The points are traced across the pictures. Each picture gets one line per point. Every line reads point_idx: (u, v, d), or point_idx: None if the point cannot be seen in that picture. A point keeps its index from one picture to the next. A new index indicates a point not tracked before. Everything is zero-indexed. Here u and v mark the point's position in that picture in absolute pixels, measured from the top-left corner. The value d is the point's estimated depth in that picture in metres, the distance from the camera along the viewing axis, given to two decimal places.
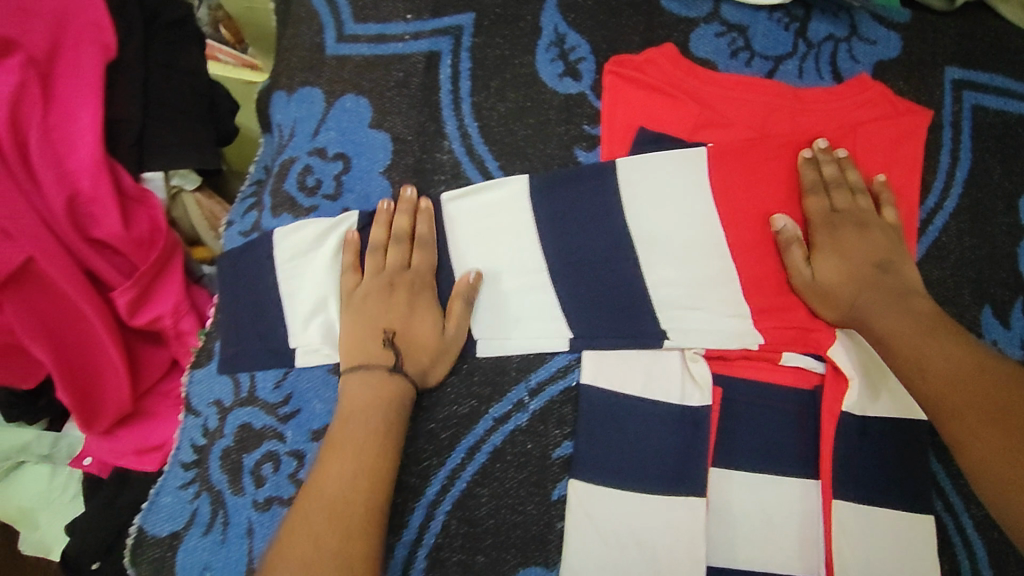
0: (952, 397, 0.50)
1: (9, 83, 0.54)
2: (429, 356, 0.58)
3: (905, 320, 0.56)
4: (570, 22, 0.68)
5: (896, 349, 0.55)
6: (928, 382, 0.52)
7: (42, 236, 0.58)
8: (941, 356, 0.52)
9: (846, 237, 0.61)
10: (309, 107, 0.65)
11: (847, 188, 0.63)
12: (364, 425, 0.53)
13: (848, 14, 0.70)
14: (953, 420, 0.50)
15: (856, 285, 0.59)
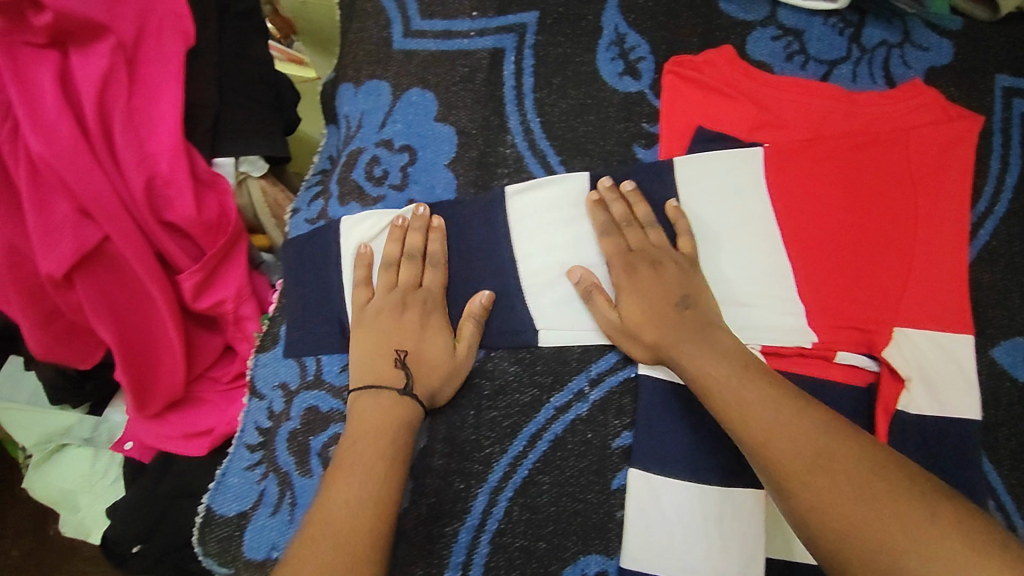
0: (807, 480, 0.46)
1: (100, 66, 0.58)
2: (437, 376, 0.58)
3: (737, 385, 0.53)
4: (630, 22, 0.70)
5: (738, 421, 0.52)
6: (773, 449, 0.49)
7: (121, 215, 0.60)
8: (796, 440, 0.48)
9: (640, 278, 0.59)
10: (377, 99, 0.67)
11: (643, 229, 0.61)
12: (368, 444, 0.53)
13: (902, 21, 0.71)
14: (805, 505, 0.46)
15: (667, 334, 0.57)
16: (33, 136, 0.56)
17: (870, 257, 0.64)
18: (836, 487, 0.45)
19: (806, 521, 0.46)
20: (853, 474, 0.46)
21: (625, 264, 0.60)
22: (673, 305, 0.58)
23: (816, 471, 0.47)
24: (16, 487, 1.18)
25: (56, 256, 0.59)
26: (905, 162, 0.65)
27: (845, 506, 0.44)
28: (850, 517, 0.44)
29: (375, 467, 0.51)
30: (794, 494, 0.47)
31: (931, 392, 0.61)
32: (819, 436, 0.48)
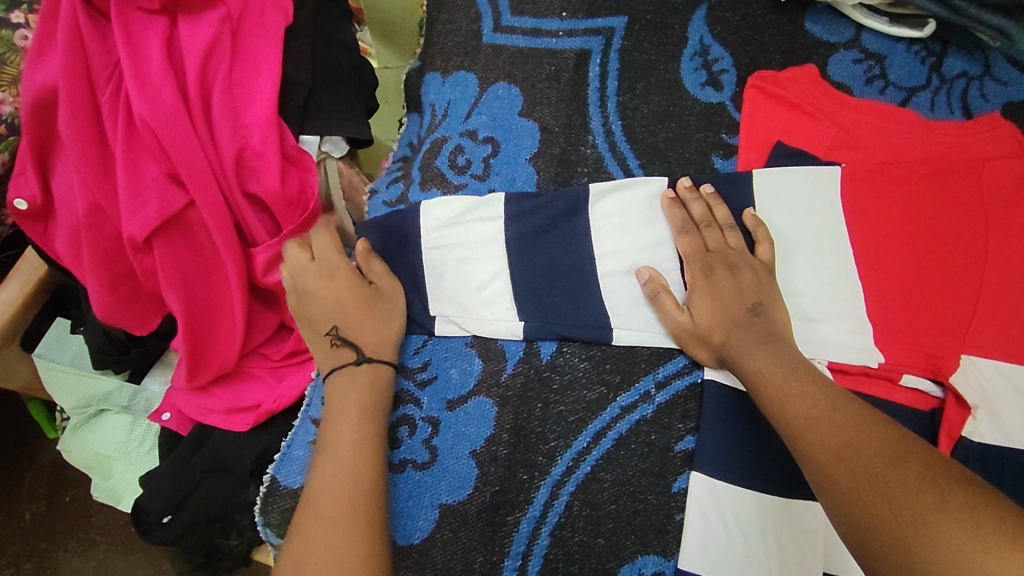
0: (829, 471, 0.46)
1: (206, 35, 0.61)
2: (374, 328, 0.60)
3: (782, 383, 0.53)
4: (715, 35, 0.72)
5: (776, 418, 0.52)
6: (805, 434, 0.49)
7: (207, 182, 0.61)
8: (819, 434, 0.48)
9: (714, 280, 0.60)
10: (463, 90, 0.70)
11: (720, 232, 0.63)
12: (353, 425, 0.54)
13: (984, 54, 0.72)
14: (826, 499, 0.46)
15: (735, 334, 0.57)
16: (137, 97, 0.57)
17: (944, 282, 0.63)
18: (856, 479, 0.45)
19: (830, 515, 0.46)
20: (876, 465, 0.45)
21: (704, 266, 0.61)
22: (743, 309, 0.59)
23: (840, 463, 0.46)
24: (45, 450, 1.19)
25: (140, 217, 0.60)
26: (981, 191, 0.65)
27: (860, 495, 0.44)
28: (864, 506, 0.43)
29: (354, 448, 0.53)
30: (820, 486, 0.47)
31: (996, 422, 0.59)
32: (849, 430, 0.48)
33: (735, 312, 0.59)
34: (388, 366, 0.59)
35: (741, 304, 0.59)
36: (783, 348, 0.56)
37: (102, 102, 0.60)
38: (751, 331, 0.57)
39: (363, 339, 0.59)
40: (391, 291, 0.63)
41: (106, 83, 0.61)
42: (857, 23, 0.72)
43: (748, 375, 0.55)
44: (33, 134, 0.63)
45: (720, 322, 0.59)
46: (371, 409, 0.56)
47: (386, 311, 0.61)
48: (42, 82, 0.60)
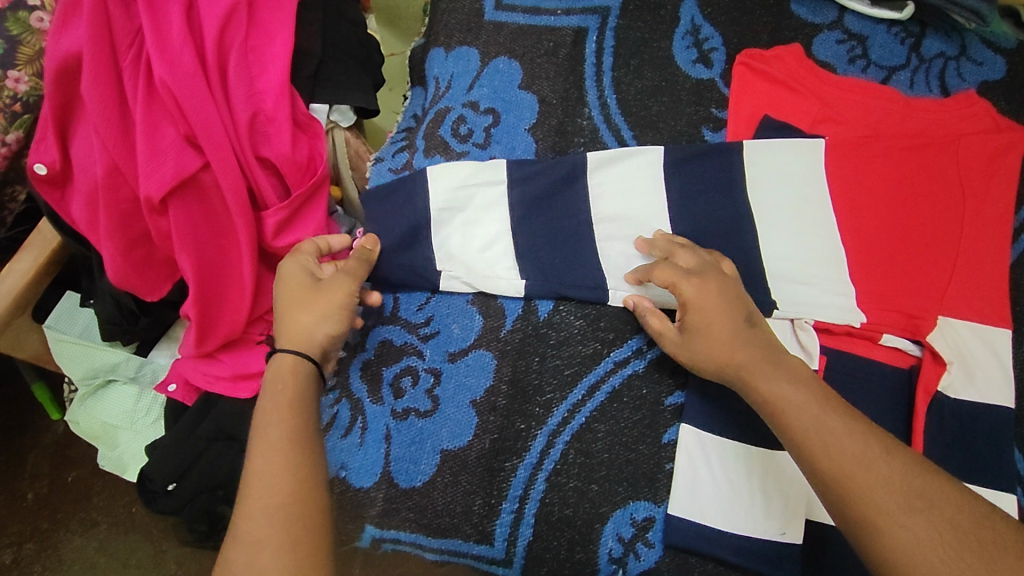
0: (903, 519, 0.46)
1: (224, 4, 0.64)
2: (295, 316, 0.61)
3: (822, 421, 0.51)
4: (705, 15, 0.75)
5: (819, 455, 0.50)
6: (835, 456, 0.50)
7: (223, 145, 0.64)
8: (876, 481, 0.48)
9: (706, 300, 0.58)
10: (466, 64, 0.73)
11: (692, 252, 0.61)
12: (276, 455, 0.53)
13: (960, 36, 0.76)
14: (892, 550, 0.46)
15: (740, 357, 0.56)
16: (159, 61, 0.61)
17: (920, 247, 0.67)
18: (934, 529, 0.45)
19: (888, 562, 0.45)
20: (950, 516, 0.46)
21: (694, 286, 0.58)
22: (738, 324, 0.58)
23: (914, 513, 0.46)
24: (41, 431, 1.20)
25: (158, 177, 0.63)
26: (955, 162, 0.69)
27: (943, 550, 0.45)
28: (948, 558, 0.44)
29: (280, 483, 0.52)
30: (882, 532, 0.46)
31: (970, 378, 0.64)
32: (906, 476, 0.48)
33: (737, 334, 0.57)
34: (301, 358, 0.59)
35: (737, 322, 0.57)
36: (787, 364, 0.56)
37: (124, 67, 0.64)
38: (755, 351, 0.56)
39: (281, 332, 0.61)
40: (339, 288, 0.62)
41: (127, 49, 0.64)
42: (840, 6, 0.76)
43: (768, 402, 0.54)
44: (55, 99, 0.66)
45: (729, 347, 0.57)
46: (298, 435, 0.55)
47: (317, 305, 0.61)
48: (65, 48, 0.63)
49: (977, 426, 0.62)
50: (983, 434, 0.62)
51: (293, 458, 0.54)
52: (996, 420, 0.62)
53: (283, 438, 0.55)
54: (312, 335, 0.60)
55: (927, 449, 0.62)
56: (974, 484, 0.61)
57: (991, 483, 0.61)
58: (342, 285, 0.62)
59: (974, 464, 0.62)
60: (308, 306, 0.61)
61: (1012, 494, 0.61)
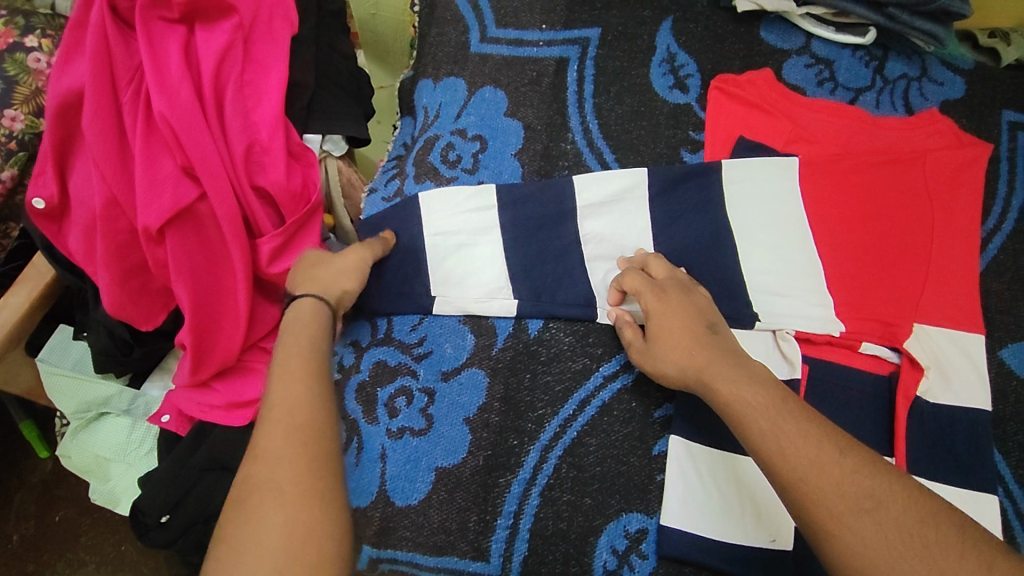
0: (851, 521, 0.46)
1: (221, 41, 0.67)
2: (311, 273, 0.63)
3: (777, 422, 0.51)
4: (680, 44, 0.79)
5: (773, 457, 0.50)
6: (787, 461, 0.49)
7: (219, 174, 0.66)
8: (826, 481, 0.48)
9: (666, 305, 0.61)
10: (453, 94, 0.76)
11: (665, 265, 0.65)
12: (296, 380, 0.53)
13: (921, 58, 0.80)
14: (838, 553, 0.46)
15: (697, 356, 0.57)
16: (158, 96, 0.63)
17: (893, 256, 0.70)
18: (880, 531, 0.46)
19: (839, 565, 0.46)
20: (896, 516, 0.46)
21: (658, 294, 0.61)
22: (699, 329, 0.59)
23: (861, 515, 0.46)
24: (27, 470, 1.18)
25: (156, 207, 0.65)
26: (922, 176, 0.72)
27: (888, 551, 0.45)
28: (893, 559, 0.45)
29: (301, 407, 0.51)
30: (831, 535, 0.46)
31: (945, 382, 0.66)
32: (857, 477, 0.48)
33: (696, 334, 0.59)
34: (318, 301, 0.60)
35: (698, 325, 0.59)
36: (747, 366, 0.56)
37: (124, 103, 0.66)
38: (714, 353, 0.57)
39: (301, 284, 0.62)
40: (353, 254, 0.65)
41: (127, 85, 0.66)
42: (807, 32, 0.80)
43: (724, 402, 0.54)
44: (56, 134, 0.68)
45: (687, 348, 0.58)
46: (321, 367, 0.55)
47: (334, 263, 0.64)
48: (67, 85, 0.66)
49: (954, 427, 0.64)
50: (961, 435, 0.64)
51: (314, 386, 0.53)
52: (971, 422, 0.65)
53: (303, 368, 0.54)
54: (330, 285, 0.63)
55: (909, 453, 0.63)
56: (954, 486, 0.62)
57: (971, 485, 0.63)
58: (355, 251, 0.65)
59: (955, 466, 0.63)
60: (326, 262, 0.64)
61: (992, 494, 0.62)
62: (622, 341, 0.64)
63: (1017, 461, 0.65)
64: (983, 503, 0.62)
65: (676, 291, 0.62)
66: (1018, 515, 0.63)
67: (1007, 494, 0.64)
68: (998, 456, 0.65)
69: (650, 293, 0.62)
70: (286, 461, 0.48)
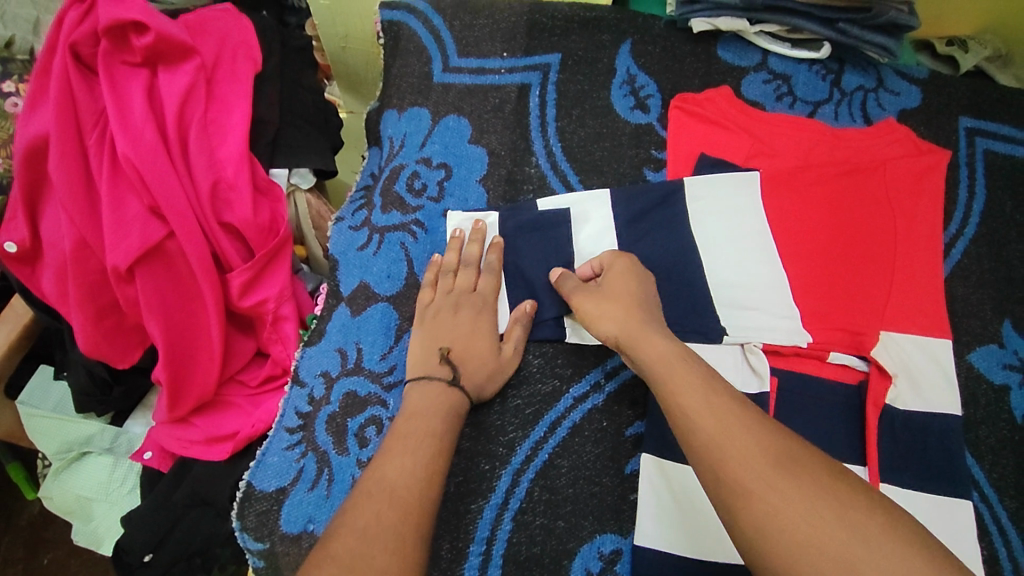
0: (768, 479, 0.44)
1: (183, 82, 0.68)
2: (482, 369, 0.63)
3: (699, 389, 0.51)
4: (640, 65, 0.80)
5: (696, 413, 0.50)
6: (708, 417, 0.49)
7: (185, 212, 0.67)
8: (742, 442, 0.47)
9: (628, 279, 0.63)
10: (418, 123, 0.78)
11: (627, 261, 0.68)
12: (414, 455, 0.53)
13: (877, 70, 0.81)
14: (755, 513, 0.43)
15: (639, 318, 0.59)
16: (122, 138, 0.64)
17: (858, 265, 0.70)
18: (799, 489, 0.43)
19: (757, 528, 0.43)
20: (815, 478, 0.44)
21: (627, 261, 0.65)
22: (647, 303, 0.62)
23: (780, 472, 0.44)
24: (14, 515, 1.17)
25: (124, 247, 0.66)
26: (882, 185, 0.73)
27: (807, 512, 0.42)
28: (807, 517, 0.42)
29: (416, 478, 0.52)
30: (748, 493, 0.44)
31: (915, 389, 0.66)
32: (777, 440, 0.47)
33: (643, 303, 0.61)
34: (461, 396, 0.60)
35: (646, 300, 0.62)
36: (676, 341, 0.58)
37: (89, 146, 0.67)
38: (655, 322, 0.60)
39: (469, 373, 0.62)
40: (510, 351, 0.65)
41: (92, 129, 0.67)
42: (763, 49, 0.82)
43: (655, 355, 0.56)
44: (24, 179, 0.69)
45: (633, 308, 0.60)
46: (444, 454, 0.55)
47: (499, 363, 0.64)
48: (34, 131, 0.67)
49: (925, 433, 0.65)
50: (932, 441, 0.64)
51: (438, 467, 0.53)
52: (941, 427, 0.65)
53: (429, 438, 0.55)
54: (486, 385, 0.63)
55: (881, 462, 0.63)
56: (927, 492, 0.62)
57: (944, 491, 0.62)
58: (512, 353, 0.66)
59: (929, 474, 0.63)
60: (493, 378, 0.64)
61: (966, 499, 0.62)
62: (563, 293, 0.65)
63: (991, 465, 0.65)
64: (957, 508, 0.62)
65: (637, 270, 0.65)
66: (993, 518, 0.63)
67: (982, 498, 0.64)
68: (972, 461, 0.65)
69: (620, 263, 0.65)
70: (407, 526, 0.48)
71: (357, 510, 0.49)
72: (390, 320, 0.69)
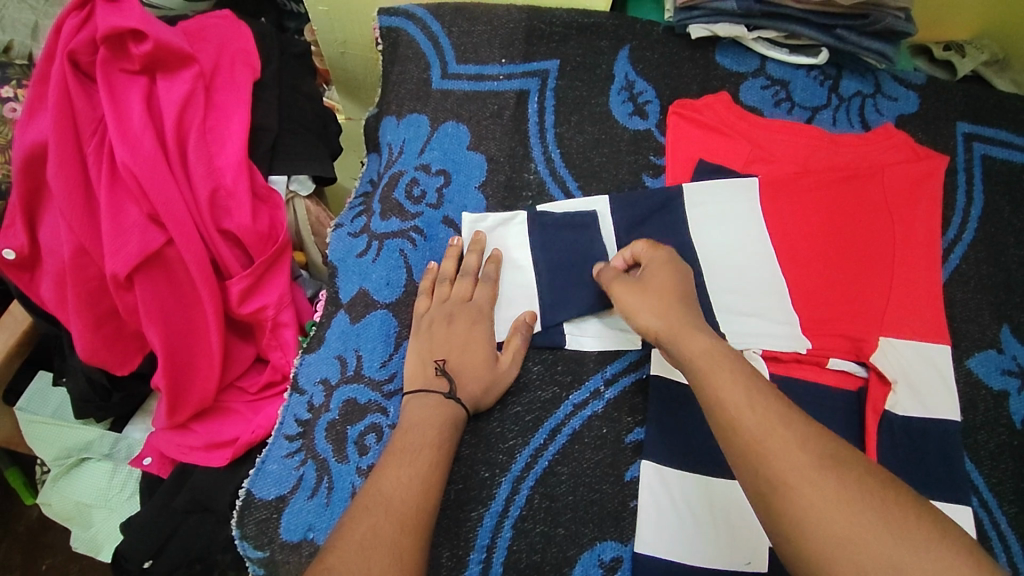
0: (816, 479, 0.44)
1: (182, 90, 0.69)
2: (478, 380, 0.63)
3: (741, 383, 0.50)
4: (638, 71, 0.81)
5: (738, 408, 0.49)
6: (755, 412, 0.48)
7: (185, 220, 0.67)
8: (788, 441, 0.46)
9: (667, 271, 0.63)
10: (416, 130, 0.78)
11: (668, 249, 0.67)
12: (412, 467, 0.54)
13: (875, 75, 0.82)
14: (803, 512, 0.43)
15: (680, 313, 0.58)
16: (121, 146, 0.64)
17: (857, 271, 0.70)
18: (843, 490, 0.44)
19: (800, 523, 0.43)
20: (857, 478, 0.45)
21: (667, 254, 0.64)
22: (688, 296, 0.61)
23: (825, 471, 0.45)
24: (13, 520, 1.17)
25: (123, 254, 0.66)
26: (881, 190, 0.73)
27: (851, 512, 0.43)
28: (851, 517, 0.43)
29: (415, 491, 0.53)
30: (795, 492, 0.44)
31: (915, 395, 0.66)
32: (818, 438, 0.47)
33: (683, 296, 0.61)
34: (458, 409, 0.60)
35: (687, 293, 0.61)
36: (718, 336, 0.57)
37: (88, 154, 0.67)
38: (696, 317, 0.59)
39: (465, 387, 0.62)
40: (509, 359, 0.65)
41: (91, 137, 0.67)
42: (761, 55, 0.82)
43: (693, 350, 0.55)
44: (22, 187, 0.69)
45: (670, 301, 0.59)
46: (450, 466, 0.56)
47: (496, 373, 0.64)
48: (33, 138, 0.67)
49: (925, 439, 0.65)
50: (931, 446, 0.64)
51: (434, 480, 0.54)
52: (940, 433, 0.65)
53: (428, 450, 0.56)
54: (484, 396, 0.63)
55: (881, 468, 0.63)
56: (927, 498, 0.62)
57: (944, 496, 0.62)
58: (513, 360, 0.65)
59: (928, 479, 0.63)
60: (489, 390, 0.63)
61: (965, 505, 0.62)
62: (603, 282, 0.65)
63: (990, 470, 0.65)
64: (956, 514, 0.62)
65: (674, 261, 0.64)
66: (993, 523, 0.63)
67: (982, 503, 0.64)
68: (971, 466, 0.65)
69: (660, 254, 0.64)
70: (404, 540, 0.49)
71: (356, 524, 0.50)
72: (389, 327, 0.69)
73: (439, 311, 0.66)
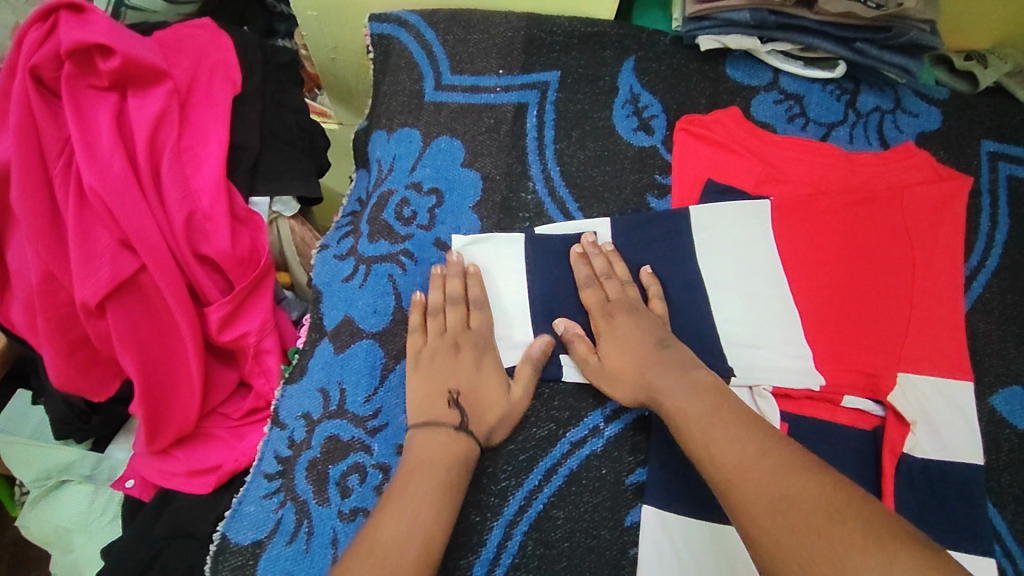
0: (767, 523, 0.45)
1: (155, 107, 0.64)
2: (491, 411, 0.60)
3: (704, 437, 0.52)
4: (643, 84, 0.76)
5: (704, 463, 0.51)
6: (717, 468, 0.49)
7: (159, 248, 0.63)
8: (746, 490, 0.47)
9: (618, 329, 0.62)
10: (408, 146, 0.73)
11: (620, 283, 0.65)
12: (420, 504, 0.52)
13: (894, 90, 0.77)
14: (764, 564, 0.44)
15: (647, 373, 0.58)
16: (89, 170, 0.60)
17: (875, 301, 0.66)
18: (792, 531, 0.43)
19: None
20: (808, 515, 0.44)
21: (621, 309, 0.63)
22: (651, 346, 0.60)
23: (775, 516, 0.45)
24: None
25: (92, 283, 0.61)
26: (901, 214, 0.69)
27: (801, 555, 0.42)
28: (802, 560, 0.42)
29: (421, 530, 0.50)
30: (754, 539, 0.45)
31: (936, 438, 0.62)
32: (774, 479, 0.47)
33: (641, 352, 0.60)
34: (470, 439, 0.58)
35: (648, 343, 0.60)
36: (692, 377, 0.57)
37: (54, 176, 0.62)
38: (660, 367, 0.58)
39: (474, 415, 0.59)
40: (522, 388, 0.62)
41: (57, 158, 0.63)
42: (774, 67, 0.78)
43: (669, 414, 0.55)
44: None
45: (624, 367, 0.60)
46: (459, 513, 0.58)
47: (513, 393, 0.62)
48: None
49: (947, 483, 0.60)
50: (954, 491, 0.60)
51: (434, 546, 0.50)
52: (963, 476, 0.61)
53: (438, 487, 0.53)
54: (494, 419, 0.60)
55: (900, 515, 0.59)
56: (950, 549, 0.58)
57: (967, 546, 0.58)
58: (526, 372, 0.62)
59: (951, 527, 0.59)
60: (503, 421, 0.61)
61: (991, 556, 0.58)
62: (573, 357, 0.63)
63: (1015, 516, 0.61)
64: (982, 566, 0.57)
65: (625, 310, 0.63)
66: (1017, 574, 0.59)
67: (1005, 552, 0.60)
68: (994, 511, 0.61)
69: (608, 313, 0.63)
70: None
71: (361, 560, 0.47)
72: (375, 359, 0.65)
73: (441, 339, 0.63)
